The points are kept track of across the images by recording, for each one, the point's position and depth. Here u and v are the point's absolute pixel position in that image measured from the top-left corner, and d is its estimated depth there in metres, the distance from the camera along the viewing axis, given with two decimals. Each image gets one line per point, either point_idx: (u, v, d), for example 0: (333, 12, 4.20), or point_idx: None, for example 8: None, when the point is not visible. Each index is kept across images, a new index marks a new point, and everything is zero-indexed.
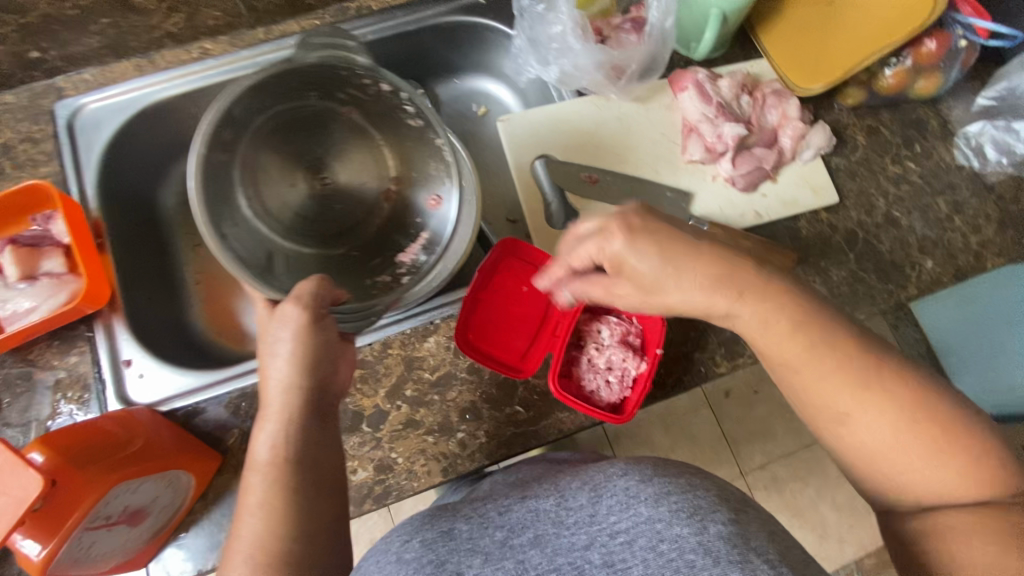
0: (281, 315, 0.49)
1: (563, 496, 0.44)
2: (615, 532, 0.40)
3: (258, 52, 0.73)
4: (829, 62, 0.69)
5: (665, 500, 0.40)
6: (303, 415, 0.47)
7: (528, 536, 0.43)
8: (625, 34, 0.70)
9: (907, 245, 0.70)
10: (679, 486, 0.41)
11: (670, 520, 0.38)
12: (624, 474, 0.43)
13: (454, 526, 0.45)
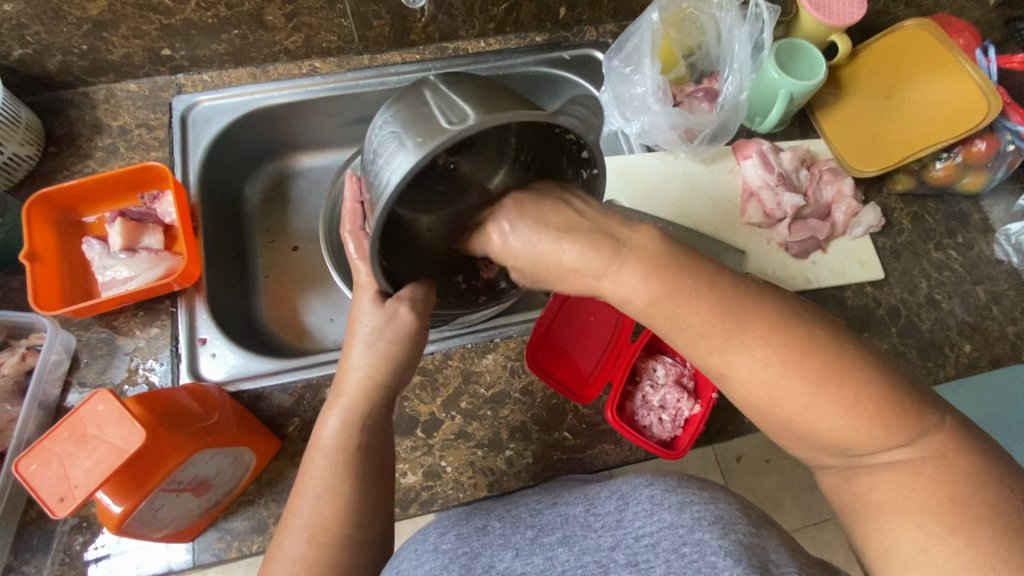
0: (392, 314, 0.53)
1: (592, 503, 0.48)
2: (640, 535, 0.43)
3: (361, 76, 0.80)
4: (884, 149, 0.75)
5: (688, 508, 0.43)
6: (376, 411, 0.52)
7: (558, 536, 0.46)
8: (697, 101, 0.76)
9: (946, 327, 0.73)
10: (701, 496, 0.44)
11: (693, 526, 0.41)
12: (649, 484, 0.47)
13: (488, 523, 0.48)
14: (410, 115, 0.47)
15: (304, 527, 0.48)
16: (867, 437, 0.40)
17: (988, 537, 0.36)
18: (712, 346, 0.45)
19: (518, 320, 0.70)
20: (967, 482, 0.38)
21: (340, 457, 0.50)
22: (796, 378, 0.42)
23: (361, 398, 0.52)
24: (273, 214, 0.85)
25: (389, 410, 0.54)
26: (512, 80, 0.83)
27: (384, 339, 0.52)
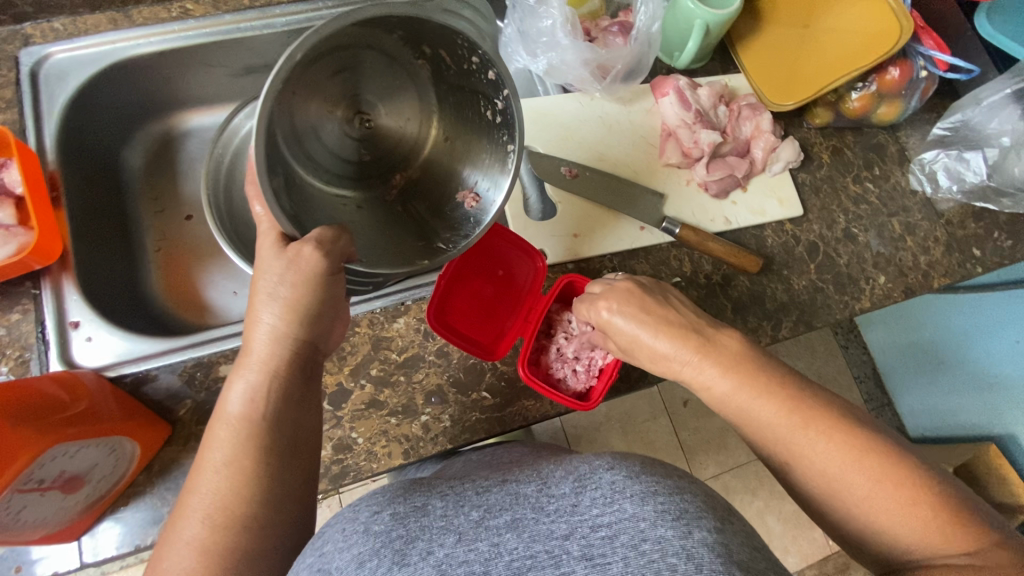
0: (299, 257, 0.47)
1: (547, 483, 0.45)
2: (597, 525, 0.40)
3: (242, 18, 0.71)
4: (801, 81, 0.73)
5: (652, 499, 0.40)
6: (293, 370, 0.47)
7: (506, 519, 0.43)
8: (612, 36, 0.71)
9: (862, 260, 0.74)
10: (668, 487, 0.41)
11: (655, 520, 0.38)
12: (610, 467, 0.44)
13: (428, 503, 0.45)
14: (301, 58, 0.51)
15: (200, 511, 0.43)
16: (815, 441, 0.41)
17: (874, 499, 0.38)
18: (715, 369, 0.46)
19: (430, 280, 0.66)
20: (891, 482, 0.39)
21: (243, 429, 0.45)
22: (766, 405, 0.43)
23: (274, 353, 0.47)
24: (161, 181, 0.77)
25: (305, 366, 0.49)
26: None
27: (294, 287, 0.47)
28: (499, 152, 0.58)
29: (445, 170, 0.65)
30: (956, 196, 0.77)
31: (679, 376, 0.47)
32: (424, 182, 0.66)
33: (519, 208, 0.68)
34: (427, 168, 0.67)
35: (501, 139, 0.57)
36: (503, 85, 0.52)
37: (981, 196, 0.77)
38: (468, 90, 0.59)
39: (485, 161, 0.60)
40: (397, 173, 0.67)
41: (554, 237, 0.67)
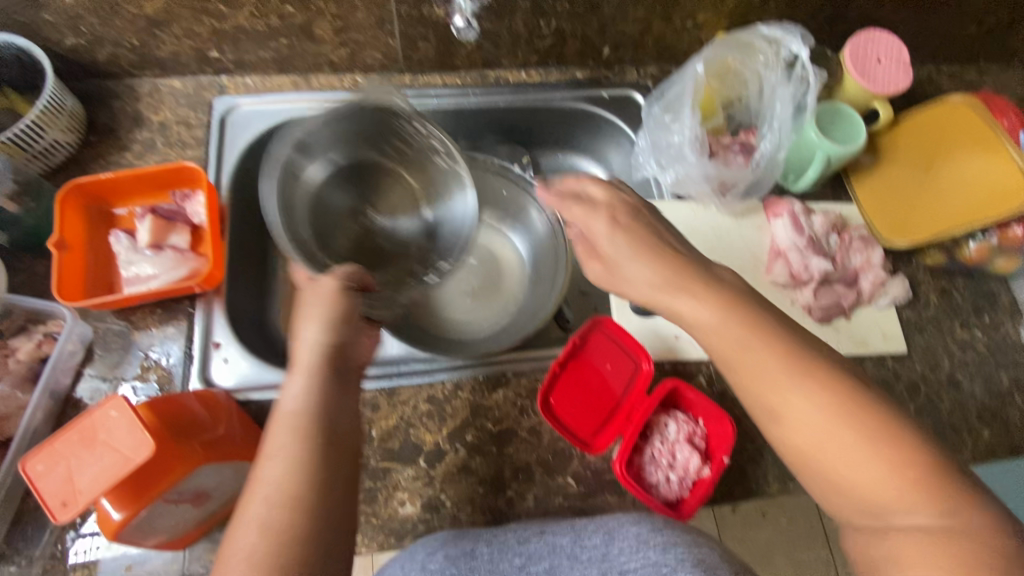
0: (316, 286, 0.53)
1: (579, 534, 0.52)
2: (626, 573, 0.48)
3: (401, 95, 0.80)
4: (916, 224, 0.75)
5: (672, 549, 0.47)
6: (325, 378, 0.50)
7: (543, 567, 0.51)
8: (733, 155, 0.76)
9: (965, 409, 0.72)
10: (695, 541, 0.49)
11: (676, 566, 0.46)
12: (635, 522, 0.51)
13: (477, 547, 0.52)
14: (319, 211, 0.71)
15: (253, 515, 0.44)
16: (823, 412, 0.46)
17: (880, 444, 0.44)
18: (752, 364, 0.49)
19: (529, 357, 0.69)
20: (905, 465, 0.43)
21: (289, 437, 0.47)
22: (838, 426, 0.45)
23: (310, 364, 0.50)
24: None
25: (342, 378, 0.51)
26: (550, 113, 0.84)
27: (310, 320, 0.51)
28: (446, 162, 0.71)
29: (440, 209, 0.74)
30: None
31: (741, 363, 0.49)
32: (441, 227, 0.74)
33: (624, 301, 0.71)
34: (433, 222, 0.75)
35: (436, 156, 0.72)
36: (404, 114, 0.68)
37: None
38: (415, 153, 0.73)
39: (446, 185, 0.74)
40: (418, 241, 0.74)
41: (656, 335, 0.69)
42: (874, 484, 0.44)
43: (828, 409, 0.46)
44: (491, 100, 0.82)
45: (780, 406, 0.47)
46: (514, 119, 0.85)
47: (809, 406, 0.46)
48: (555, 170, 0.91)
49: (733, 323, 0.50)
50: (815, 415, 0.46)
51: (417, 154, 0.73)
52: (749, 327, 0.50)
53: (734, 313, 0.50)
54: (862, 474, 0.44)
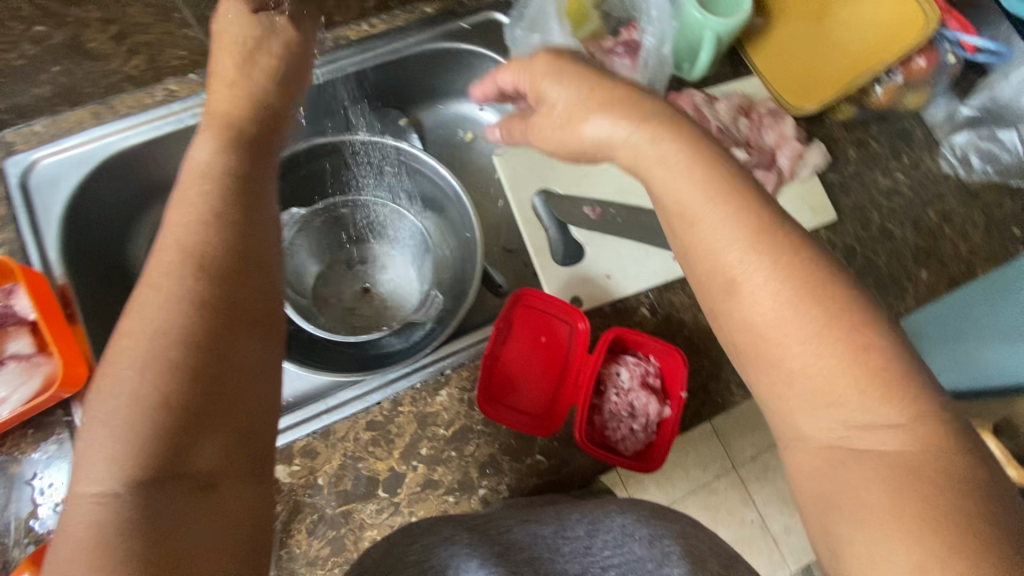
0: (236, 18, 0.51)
1: (563, 525, 0.52)
2: (607, 565, 0.50)
3: None
4: (821, 82, 0.70)
5: (657, 543, 0.51)
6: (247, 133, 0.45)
7: (525, 557, 0.50)
8: (618, 59, 0.68)
9: (901, 257, 0.72)
10: (663, 530, 0.53)
11: (648, 557, 0.50)
12: (621, 514, 0.54)
13: (455, 533, 0.50)
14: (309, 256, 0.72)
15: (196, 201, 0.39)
16: (852, 382, 0.36)
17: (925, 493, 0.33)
18: (796, 329, 0.37)
19: (465, 343, 0.64)
20: (938, 484, 0.34)
21: (180, 260, 0.36)
22: (857, 408, 0.36)
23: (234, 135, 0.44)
24: None
25: (240, 222, 0.39)
26: (408, 63, 0.74)
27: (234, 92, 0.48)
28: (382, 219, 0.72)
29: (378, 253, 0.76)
30: (993, 175, 0.75)
31: (753, 321, 0.38)
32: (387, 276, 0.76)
33: (545, 254, 0.66)
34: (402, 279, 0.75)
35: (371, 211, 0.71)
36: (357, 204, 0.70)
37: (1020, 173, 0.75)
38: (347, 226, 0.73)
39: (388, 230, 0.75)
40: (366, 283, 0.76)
41: (586, 280, 0.65)
42: (887, 518, 0.33)
43: (845, 359, 0.36)
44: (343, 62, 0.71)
45: (781, 350, 0.38)
46: (382, 80, 0.76)
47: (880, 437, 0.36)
48: (439, 126, 0.83)
49: (815, 341, 0.37)
50: (903, 448, 0.35)
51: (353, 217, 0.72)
52: (802, 294, 0.37)
53: (803, 325, 0.37)
54: (875, 473, 0.35)
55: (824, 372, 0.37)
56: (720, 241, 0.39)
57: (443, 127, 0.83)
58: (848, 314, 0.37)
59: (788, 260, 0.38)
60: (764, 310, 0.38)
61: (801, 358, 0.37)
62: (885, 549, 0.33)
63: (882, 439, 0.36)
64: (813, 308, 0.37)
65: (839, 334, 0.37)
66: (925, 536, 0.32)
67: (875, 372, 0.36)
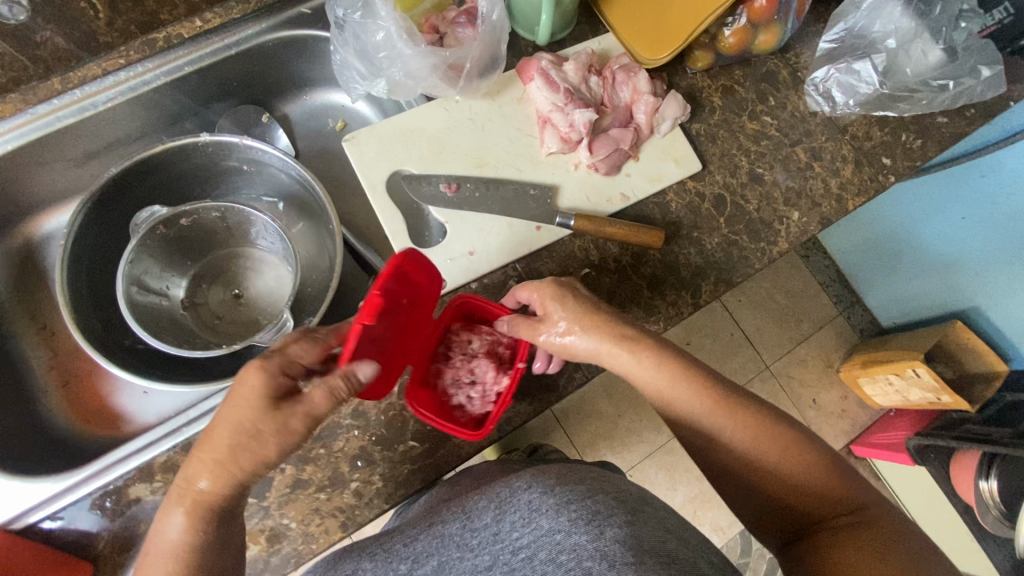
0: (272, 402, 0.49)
1: (469, 518, 0.48)
2: (516, 549, 0.43)
3: (55, 108, 0.64)
4: (668, 30, 0.68)
5: (565, 510, 0.42)
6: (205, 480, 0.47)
7: (433, 565, 0.47)
8: (461, 29, 0.65)
9: (772, 201, 0.71)
10: (578, 494, 0.43)
11: (569, 530, 0.40)
12: (527, 487, 0.46)
13: (358, 566, 0.49)
14: (165, 273, 0.69)
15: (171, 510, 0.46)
16: (766, 449, 0.52)
17: (862, 531, 0.47)
18: (706, 419, 0.54)
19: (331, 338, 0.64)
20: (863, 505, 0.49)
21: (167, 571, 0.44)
22: (779, 467, 0.51)
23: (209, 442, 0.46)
24: (37, 295, 0.73)
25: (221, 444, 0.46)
26: (252, 56, 0.71)
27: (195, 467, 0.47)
28: (238, 223, 0.70)
29: (242, 257, 0.74)
30: (854, 108, 0.74)
31: (695, 420, 0.54)
32: (256, 278, 0.74)
33: (403, 238, 0.65)
34: (273, 278, 0.74)
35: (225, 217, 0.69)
36: (210, 211, 0.67)
37: (879, 105, 0.73)
38: (204, 235, 0.71)
39: (249, 234, 0.72)
40: (236, 289, 0.74)
41: (446, 260, 0.64)
42: (857, 559, 0.45)
43: (749, 431, 0.52)
44: (175, 60, 0.67)
45: (711, 432, 0.54)
46: (232, 78, 0.73)
47: (837, 490, 0.50)
48: (309, 117, 0.81)
49: (735, 425, 0.53)
50: (823, 488, 0.50)
51: (206, 226, 0.70)
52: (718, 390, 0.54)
53: (733, 421, 0.53)
54: (833, 542, 0.47)
55: (758, 454, 0.52)
56: (664, 374, 0.55)
57: (311, 118, 0.81)
58: (734, 399, 0.54)
59: (703, 376, 0.55)
60: (698, 411, 0.54)
61: (732, 442, 0.53)
62: (854, 560, 0.45)
63: (802, 483, 0.51)
64: (721, 401, 0.54)
65: (745, 422, 0.53)
66: (867, 560, 0.45)
67: (762, 429, 0.52)
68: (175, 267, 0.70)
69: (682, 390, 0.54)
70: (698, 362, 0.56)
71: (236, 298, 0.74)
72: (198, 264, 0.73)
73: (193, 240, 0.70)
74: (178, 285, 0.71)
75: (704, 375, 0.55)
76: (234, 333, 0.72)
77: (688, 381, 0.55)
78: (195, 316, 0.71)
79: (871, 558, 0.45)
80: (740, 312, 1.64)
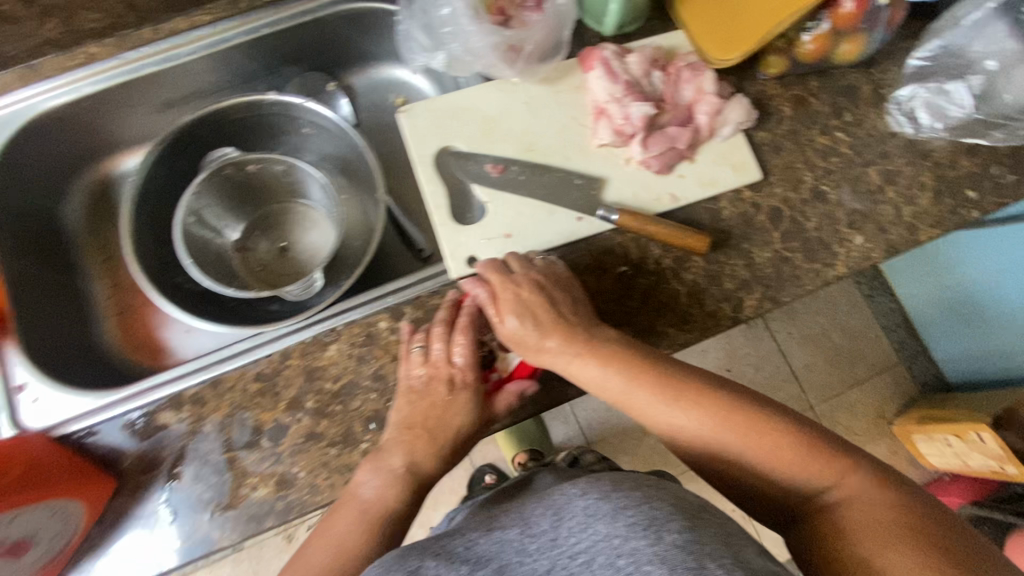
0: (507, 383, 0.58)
1: (527, 523, 0.43)
2: (575, 553, 0.39)
3: (142, 57, 0.70)
4: (743, 30, 0.65)
5: (622, 515, 0.38)
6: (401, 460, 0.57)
7: (491, 570, 0.41)
8: (528, 13, 0.65)
9: (834, 221, 0.66)
10: (634, 498, 0.39)
11: (627, 534, 0.37)
12: (583, 492, 0.42)
13: (421, 564, 0.41)
14: (224, 215, 0.73)
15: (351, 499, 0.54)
16: (764, 459, 0.49)
17: (887, 527, 0.42)
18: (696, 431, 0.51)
19: (362, 301, 0.65)
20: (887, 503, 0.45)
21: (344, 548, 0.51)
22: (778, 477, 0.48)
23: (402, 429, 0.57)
24: (103, 230, 0.78)
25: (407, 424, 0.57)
26: (326, 24, 0.74)
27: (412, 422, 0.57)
28: (296, 178, 0.73)
29: (295, 212, 0.77)
30: (941, 133, 0.68)
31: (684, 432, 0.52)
32: (303, 235, 0.77)
33: (444, 212, 0.65)
34: (319, 237, 0.76)
35: (288, 171, 0.72)
36: (275, 163, 0.71)
37: (968, 131, 0.68)
38: (265, 185, 0.74)
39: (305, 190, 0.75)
40: (283, 242, 0.77)
41: (483, 239, 0.64)
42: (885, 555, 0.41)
43: (738, 438, 0.50)
44: (254, 21, 0.71)
45: (701, 442, 0.51)
46: (306, 44, 0.76)
47: (842, 484, 0.47)
48: (372, 91, 0.83)
49: (721, 438, 0.50)
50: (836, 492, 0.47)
51: (268, 176, 0.73)
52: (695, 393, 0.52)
53: (718, 429, 0.51)
54: (858, 538, 0.43)
55: (752, 467, 0.50)
56: (641, 378, 0.54)
57: (375, 91, 0.83)
58: (711, 398, 0.52)
59: (679, 375, 0.53)
60: (686, 418, 0.52)
61: (728, 456, 0.50)
62: (889, 560, 0.40)
63: (811, 488, 0.48)
64: (703, 404, 0.52)
65: (734, 429, 0.50)
66: (896, 554, 0.40)
67: (751, 431, 0.50)
68: (237, 212, 0.74)
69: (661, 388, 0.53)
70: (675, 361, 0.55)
71: (282, 250, 0.76)
72: (253, 212, 0.76)
73: (254, 188, 0.74)
74: (233, 228, 0.74)
75: (677, 370, 0.54)
76: (276, 282, 0.74)
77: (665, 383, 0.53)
78: (242, 261, 0.75)
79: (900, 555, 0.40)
80: (790, 345, 1.55)
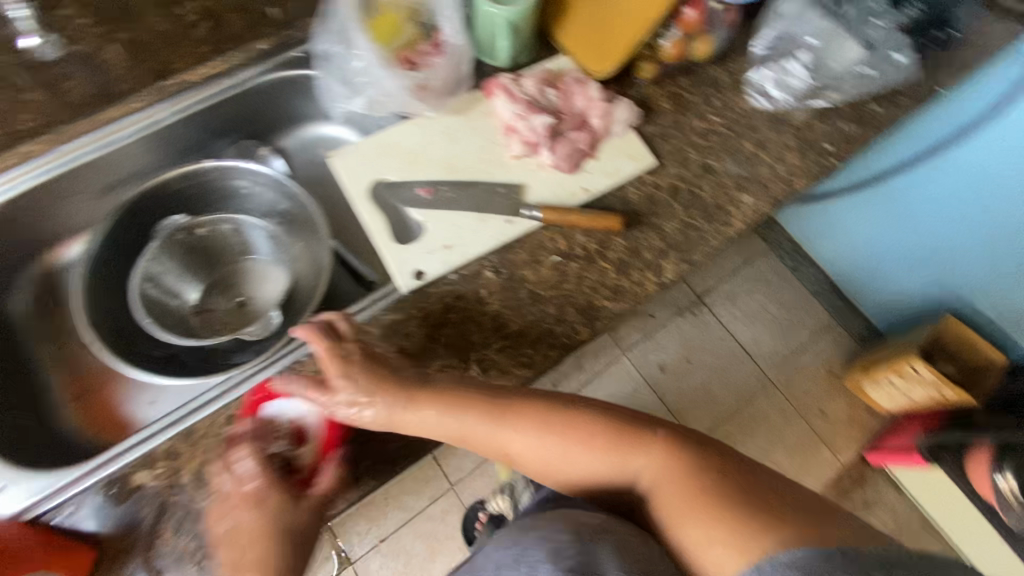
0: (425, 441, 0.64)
1: None
2: None
3: (77, 147, 0.74)
4: (613, 45, 0.78)
5: None
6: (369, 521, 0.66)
7: None
8: (428, 57, 0.75)
9: (724, 188, 0.77)
10: None
11: None
12: None
13: None
14: (178, 279, 0.77)
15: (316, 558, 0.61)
16: (607, 469, 0.64)
17: (701, 501, 0.58)
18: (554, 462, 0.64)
19: None
20: (690, 475, 0.60)
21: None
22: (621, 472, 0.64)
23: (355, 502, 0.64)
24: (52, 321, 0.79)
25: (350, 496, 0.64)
26: (251, 95, 0.81)
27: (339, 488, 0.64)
28: (242, 234, 0.78)
29: (247, 268, 0.81)
30: (794, 104, 0.81)
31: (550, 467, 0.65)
32: (257, 287, 0.80)
33: (385, 236, 0.71)
34: (270, 287, 0.80)
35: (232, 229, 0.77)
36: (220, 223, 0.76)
37: (812, 96, 0.81)
38: (214, 246, 0.79)
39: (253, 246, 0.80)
40: (239, 296, 0.80)
41: (425, 253, 0.70)
42: (696, 531, 0.57)
43: (582, 454, 0.63)
44: (184, 99, 0.77)
45: (564, 472, 0.65)
46: (234, 116, 0.83)
47: (660, 465, 0.63)
48: (303, 149, 0.90)
49: (576, 464, 0.64)
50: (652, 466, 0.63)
51: (215, 238, 0.78)
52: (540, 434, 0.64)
53: (564, 457, 0.64)
54: (681, 521, 0.59)
55: (600, 475, 0.65)
56: (505, 439, 0.64)
57: (305, 150, 0.89)
58: (560, 436, 0.63)
59: (524, 422, 0.64)
60: (537, 453, 0.64)
61: (580, 475, 0.65)
62: (705, 537, 0.56)
63: (645, 471, 0.64)
64: (549, 439, 0.64)
65: (577, 454, 0.64)
66: (713, 536, 0.56)
67: (592, 449, 0.64)
68: (191, 275, 0.78)
69: (513, 441, 0.64)
70: (528, 409, 0.65)
71: (238, 305, 0.79)
72: (206, 274, 0.80)
73: (204, 250, 0.79)
74: (188, 290, 0.78)
75: (527, 415, 0.64)
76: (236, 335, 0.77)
77: (516, 435, 0.64)
78: (201, 320, 0.78)
79: (707, 534, 0.56)
80: (736, 325, 1.65)
